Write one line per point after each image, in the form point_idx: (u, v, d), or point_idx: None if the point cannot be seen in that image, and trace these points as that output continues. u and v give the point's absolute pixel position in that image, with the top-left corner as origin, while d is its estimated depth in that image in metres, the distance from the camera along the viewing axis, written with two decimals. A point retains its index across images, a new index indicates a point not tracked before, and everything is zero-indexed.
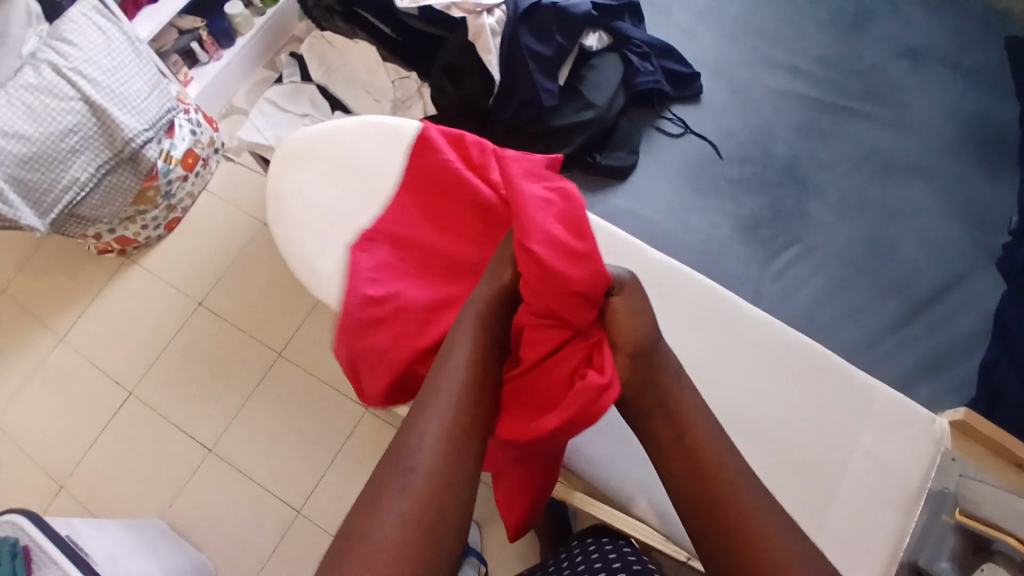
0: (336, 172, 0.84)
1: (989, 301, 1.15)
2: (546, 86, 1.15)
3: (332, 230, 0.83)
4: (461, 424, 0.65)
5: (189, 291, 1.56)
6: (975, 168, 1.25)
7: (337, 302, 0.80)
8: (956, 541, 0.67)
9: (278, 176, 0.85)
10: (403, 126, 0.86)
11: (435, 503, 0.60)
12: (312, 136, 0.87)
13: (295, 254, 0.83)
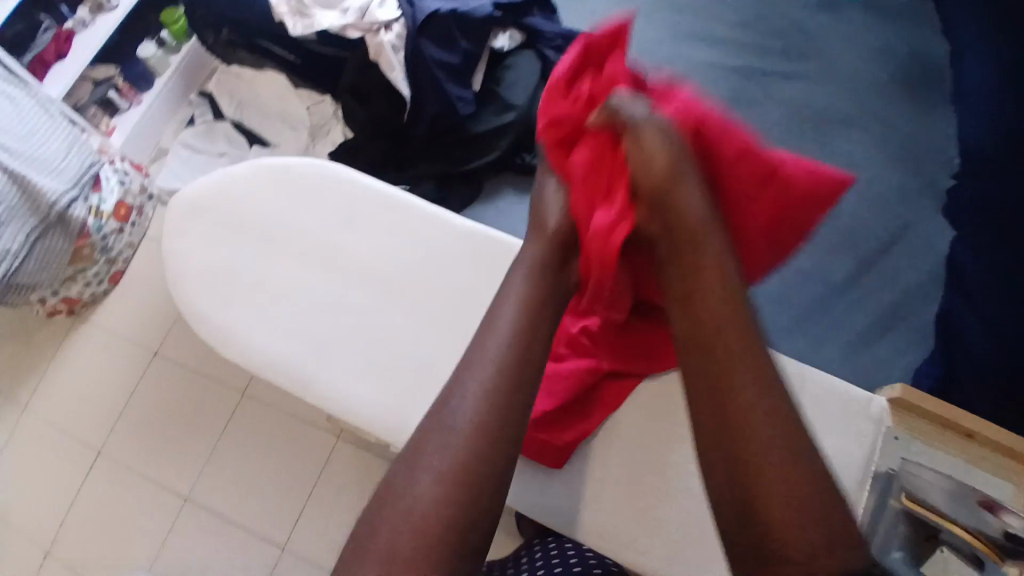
0: (231, 226, 0.82)
1: (939, 243, 1.14)
2: (460, 94, 1.10)
3: (229, 287, 0.81)
4: (502, 393, 0.64)
5: (142, 341, 1.47)
6: (910, 112, 1.23)
7: (246, 360, 0.78)
8: (906, 528, 0.75)
9: (168, 237, 0.83)
10: (292, 165, 0.83)
11: (467, 479, 0.60)
12: (201, 188, 0.84)
13: (191, 315, 0.81)
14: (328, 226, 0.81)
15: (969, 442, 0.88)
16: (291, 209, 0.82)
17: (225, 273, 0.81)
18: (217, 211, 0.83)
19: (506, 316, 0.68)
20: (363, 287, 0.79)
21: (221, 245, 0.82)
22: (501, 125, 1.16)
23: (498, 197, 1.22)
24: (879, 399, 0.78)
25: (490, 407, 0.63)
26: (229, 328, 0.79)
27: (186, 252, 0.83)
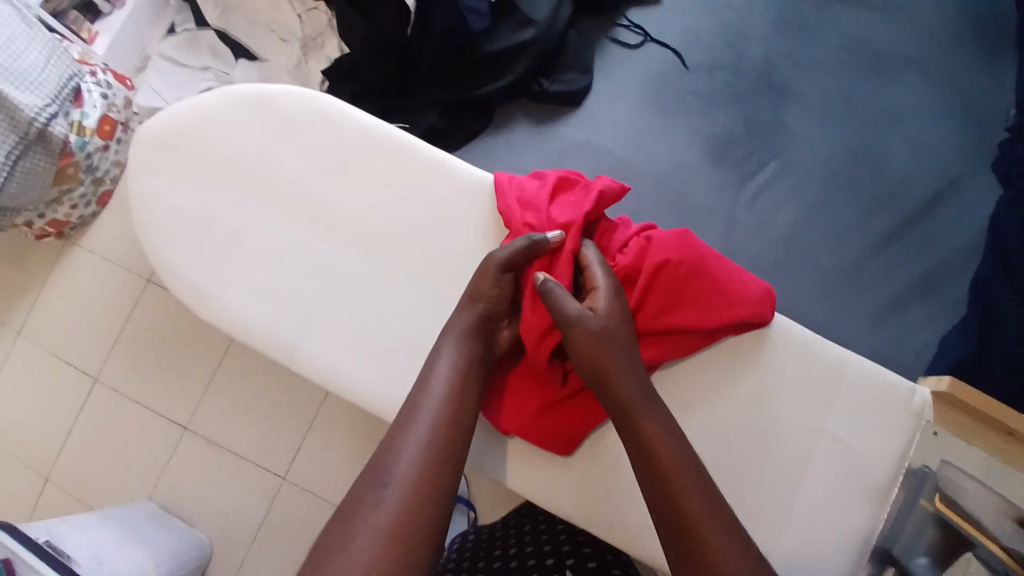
0: (203, 163, 0.75)
1: (984, 207, 1.04)
2: (474, 6, 0.97)
3: (206, 235, 0.75)
4: (456, 406, 0.62)
5: (135, 267, 1.40)
6: (979, 52, 1.09)
7: (227, 314, 0.73)
8: (934, 533, 0.70)
9: (137, 176, 0.76)
10: (272, 96, 0.75)
11: (433, 480, 0.56)
12: (171, 121, 0.76)
13: (166, 267, 0.75)
14: (315, 171, 0.74)
15: (1009, 440, 0.86)
16: (273, 150, 0.75)
17: (201, 221, 0.75)
18: (188, 146, 0.76)
19: (462, 319, 0.67)
20: (352, 242, 0.73)
21: (195, 188, 0.75)
22: (519, 44, 1.03)
23: (511, 127, 1.12)
24: (923, 393, 0.69)
25: (449, 407, 0.61)
26: (209, 283, 0.74)
27: (157, 195, 0.76)
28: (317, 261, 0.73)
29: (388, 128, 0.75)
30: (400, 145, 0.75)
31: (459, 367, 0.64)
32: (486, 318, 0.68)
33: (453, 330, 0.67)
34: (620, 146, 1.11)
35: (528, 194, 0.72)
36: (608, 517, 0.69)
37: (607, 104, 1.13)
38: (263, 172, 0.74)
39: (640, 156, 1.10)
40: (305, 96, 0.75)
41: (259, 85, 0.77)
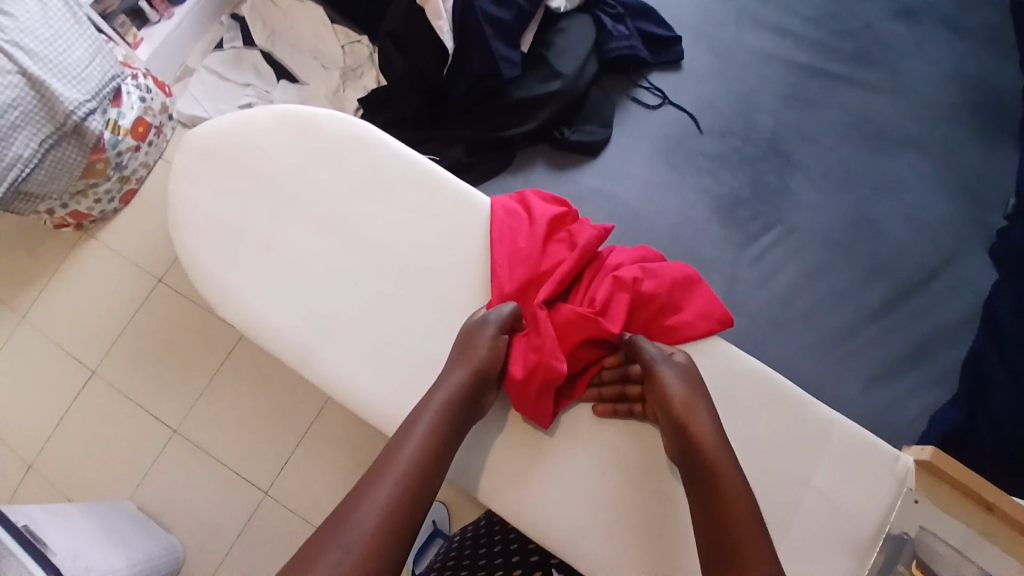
0: (242, 175, 0.79)
1: (980, 286, 1.09)
2: (506, 55, 1.03)
3: (237, 242, 0.78)
4: (425, 467, 0.64)
5: (147, 266, 1.43)
6: (975, 144, 1.16)
7: (248, 319, 0.77)
8: None
9: (177, 179, 0.80)
10: (315, 120, 0.80)
11: (390, 538, 0.60)
12: (217, 133, 0.81)
13: (197, 269, 0.79)
14: (346, 192, 0.78)
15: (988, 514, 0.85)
16: (310, 168, 0.79)
17: (235, 228, 0.79)
18: (229, 158, 0.80)
19: (452, 381, 0.69)
20: (375, 263, 0.77)
21: (230, 197, 0.79)
22: (544, 94, 1.09)
23: (530, 169, 1.17)
24: (905, 458, 0.72)
25: (420, 470, 0.64)
26: (233, 287, 0.77)
27: (193, 200, 0.80)
28: (340, 277, 0.77)
29: (419, 158, 0.79)
30: (430, 175, 0.79)
31: (439, 431, 0.66)
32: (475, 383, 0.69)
33: (442, 390, 0.69)
34: (633, 197, 1.16)
35: (517, 244, 0.76)
36: (593, 547, 0.71)
37: (623, 156, 1.19)
38: (297, 191, 0.78)
39: (650, 209, 1.16)
40: (347, 123, 0.80)
41: (304, 107, 0.81)
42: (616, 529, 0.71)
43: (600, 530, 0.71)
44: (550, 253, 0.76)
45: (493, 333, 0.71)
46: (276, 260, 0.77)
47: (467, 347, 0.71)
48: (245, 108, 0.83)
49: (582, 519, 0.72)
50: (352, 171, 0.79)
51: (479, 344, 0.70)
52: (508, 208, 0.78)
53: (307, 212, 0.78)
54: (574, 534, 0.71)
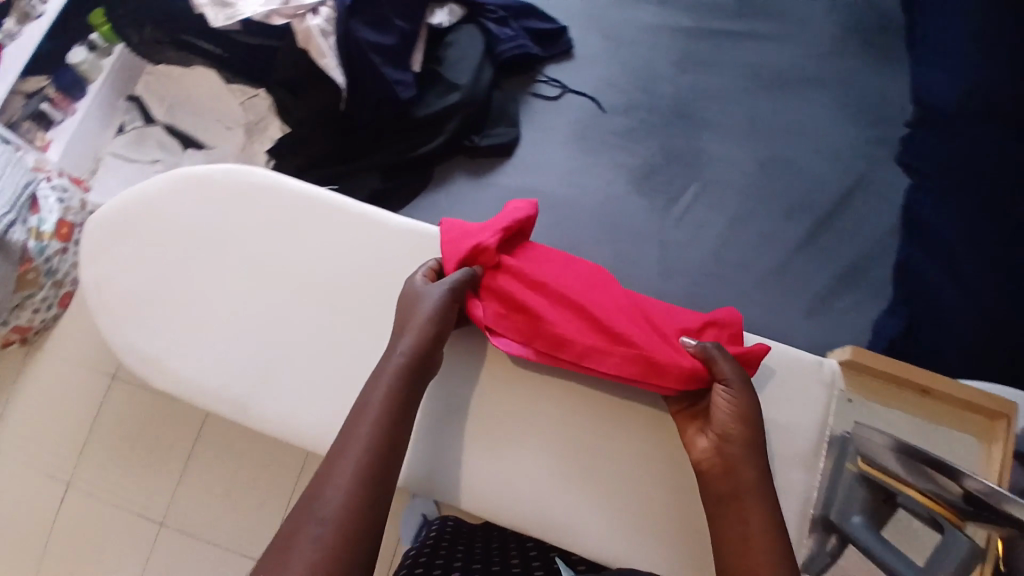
0: (150, 246, 0.79)
1: (895, 196, 1.14)
2: (399, 78, 1.06)
3: (159, 312, 0.78)
4: (383, 442, 0.65)
5: (101, 365, 1.40)
6: (862, 66, 1.22)
7: (185, 384, 0.77)
8: (864, 491, 0.73)
9: (87, 266, 0.80)
10: (208, 175, 0.80)
11: (360, 509, 0.61)
12: (116, 209, 0.81)
13: (122, 344, 0.78)
14: (254, 236, 0.79)
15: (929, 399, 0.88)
16: (216, 224, 0.79)
17: (152, 296, 0.79)
18: (134, 233, 0.80)
19: (400, 350, 0.70)
20: (297, 298, 0.78)
21: (143, 270, 0.79)
22: (447, 107, 1.12)
23: (450, 182, 1.19)
24: (830, 363, 0.74)
25: (376, 450, 0.64)
26: (165, 357, 0.77)
27: (107, 282, 0.79)
28: (266, 320, 0.77)
29: (315, 189, 0.80)
30: (331, 204, 0.80)
31: (392, 400, 0.68)
32: (423, 348, 0.70)
33: (390, 365, 0.69)
34: (553, 187, 1.19)
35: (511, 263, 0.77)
36: (560, 515, 0.74)
37: (536, 150, 1.21)
38: (206, 245, 0.79)
39: (573, 193, 1.18)
40: (241, 171, 0.81)
41: (194, 166, 0.82)
42: (580, 490, 0.75)
43: (564, 496, 0.75)
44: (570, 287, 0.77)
45: (434, 301, 0.71)
46: (201, 315, 0.78)
47: (411, 310, 0.72)
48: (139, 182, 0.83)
49: (547, 491, 0.75)
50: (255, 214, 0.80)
51: (416, 313, 0.71)
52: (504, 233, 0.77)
53: (220, 260, 0.79)
54: (544, 501, 0.75)
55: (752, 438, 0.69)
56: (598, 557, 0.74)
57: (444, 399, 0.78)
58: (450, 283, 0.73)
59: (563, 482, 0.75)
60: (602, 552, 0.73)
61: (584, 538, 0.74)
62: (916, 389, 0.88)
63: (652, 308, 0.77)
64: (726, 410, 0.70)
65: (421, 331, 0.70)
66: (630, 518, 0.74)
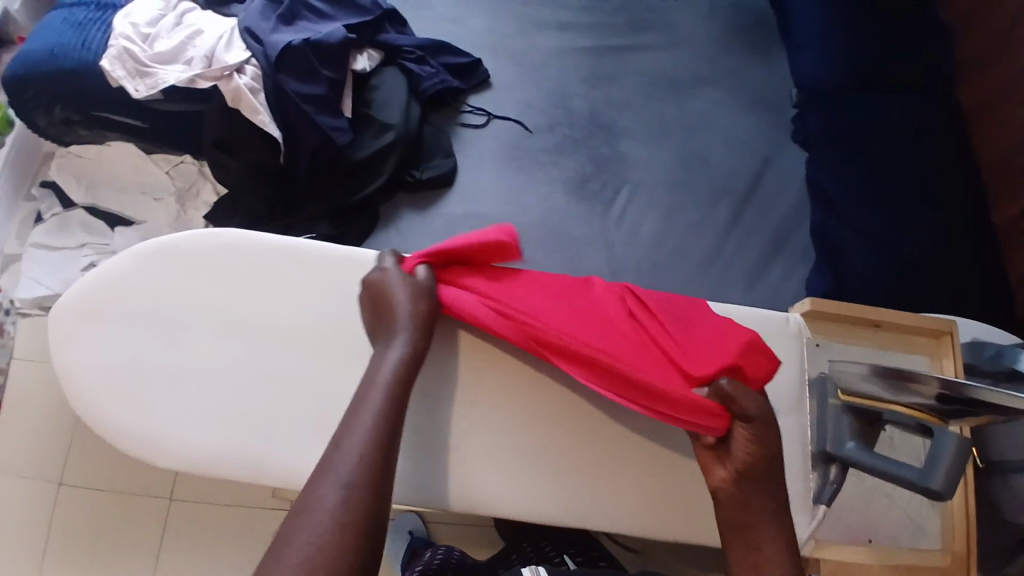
0: (125, 320, 0.73)
1: (797, 171, 1.28)
2: (334, 124, 1.08)
3: (146, 389, 0.71)
4: (389, 432, 0.64)
5: (44, 474, 1.29)
6: (745, 62, 1.39)
7: (191, 460, 0.70)
8: (851, 418, 0.73)
9: (55, 355, 0.72)
10: (178, 240, 0.75)
11: (374, 479, 0.61)
12: (81, 290, 0.74)
13: (114, 431, 0.70)
14: (239, 294, 0.74)
15: (878, 330, 0.87)
16: (194, 287, 0.74)
17: (139, 374, 0.72)
18: (104, 310, 0.73)
19: (395, 347, 0.70)
20: (297, 348, 0.74)
21: (120, 348, 0.72)
22: (383, 146, 1.16)
23: (396, 219, 1.20)
24: (794, 316, 0.80)
25: (381, 439, 0.63)
26: (161, 434, 0.70)
27: (81, 367, 0.72)
28: (270, 375, 0.73)
29: (293, 238, 0.77)
30: (316, 251, 0.77)
31: (395, 387, 0.67)
32: (416, 342, 0.71)
33: (384, 362, 0.69)
34: (496, 208, 1.22)
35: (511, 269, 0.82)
36: (587, 504, 0.79)
37: (473, 177, 1.25)
38: (188, 310, 0.73)
39: (515, 211, 1.22)
40: (214, 231, 0.76)
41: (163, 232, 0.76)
42: (599, 477, 0.80)
43: (590, 488, 0.80)
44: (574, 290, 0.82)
45: (413, 295, 0.73)
46: (194, 382, 0.72)
47: (390, 305, 0.73)
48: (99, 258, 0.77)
49: (571, 484, 0.80)
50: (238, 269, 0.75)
51: (399, 307, 0.73)
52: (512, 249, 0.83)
53: (204, 321, 0.73)
54: (535, 492, 0.79)
55: (766, 475, 0.69)
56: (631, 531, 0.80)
57: (455, 419, 0.79)
58: (415, 287, 0.74)
59: (585, 475, 0.80)
60: (633, 527, 0.79)
61: (612, 519, 0.79)
62: (868, 325, 0.87)
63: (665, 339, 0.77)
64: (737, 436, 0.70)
65: (412, 325, 0.71)
66: (648, 495, 0.81)
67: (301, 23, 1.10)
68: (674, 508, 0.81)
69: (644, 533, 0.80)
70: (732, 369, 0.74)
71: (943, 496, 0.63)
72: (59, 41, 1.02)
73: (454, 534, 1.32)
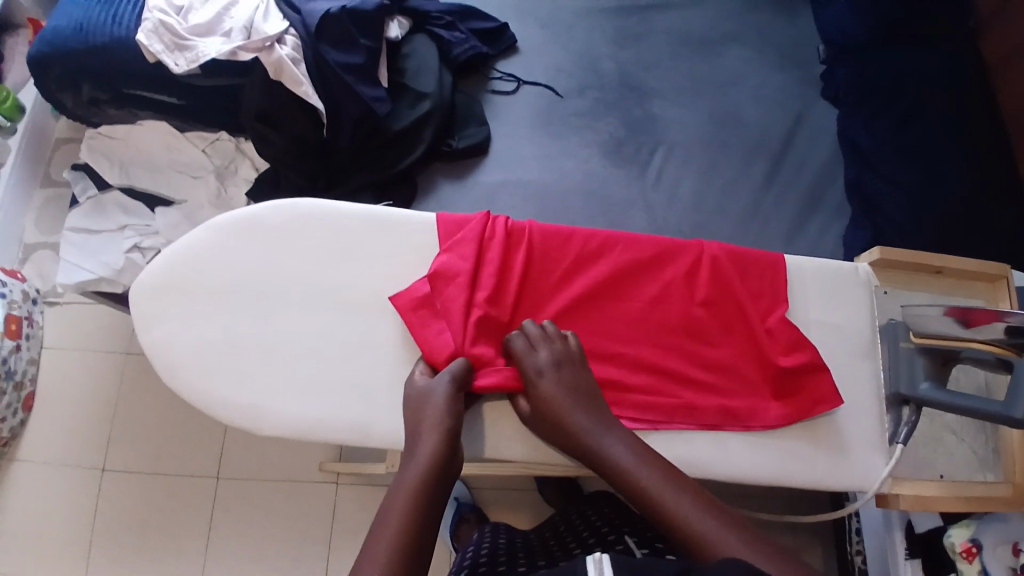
0: (215, 293, 0.79)
1: (828, 127, 1.30)
2: (375, 95, 1.06)
3: (241, 358, 0.77)
4: (433, 480, 0.66)
5: (87, 460, 1.28)
6: (770, 18, 1.39)
7: (289, 422, 0.75)
8: (924, 359, 0.80)
9: (149, 329, 0.77)
10: (262, 215, 0.81)
11: (408, 559, 0.60)
12: (165, 266, 0.79)
13: (211, 400, 0.76)
14: (323, 263, 0.80)
15: (938, 276, 0.92)
16: (279, 259, 0.80)
17: (232, 344, 0.77)
18: (194, 283, 0.79)
19: (424, 452, 0.68)
20: (379, 313, 0.79)
21: (214, 320, 0.78)
22: (422, 115, 1.15)
23: (436, 190, 1.20)
24: (863, 266, 0.87)
25: (421, 487, 0.65)
26: (258, 400, 0.76)
27: (177, 340, 0.77)
28: (356, 340, 0.78)
29: (368, 209, 0.83)
30: (393, 221, 0.83)
31: (439, 437, 0.69)
32: (443, 445, 0.69)
33: (415, 462, 0.67)
34: (534, 174, 1.22)
35: (543, 282, 0.83)
36: (702, 458, 0.79)
37: (509, 144, 1.25)
38: (275, 282, 0.79)
39: (554, 177, 1.22)
40: (295, 206, 0.82)
41: (245, 208, 0.82)
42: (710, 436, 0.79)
43: (703, 443, 0.79)
44: (608, 288, 0.83)
45: (443, 396, 0.71)
46: (287, 349, 0.77)
47: (420, 410, 0.72)
48: (183, 234, 0.82)
49: (681, 441, 0.79)
50: (321, 243, 0.81)
51: (430, 413, 0.71)
52: (526, 254, 0.83)
53: (293, 291, 0.79)
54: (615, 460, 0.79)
55: None
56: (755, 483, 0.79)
57: None
58: (451, 372, 0.73)
59: (694, 433, 0.79)
60: (759, 479, 0.79)
61: (736, 473, 0.79)
62: (930, 270, 0.92)
63: (734, 325, 0.84)
64: (561, 391, 0.74)
65: (438, 425, 0.70)
66: (768, 447, 0.80)
67: None
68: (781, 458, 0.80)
69: (772, 483, 0.79)
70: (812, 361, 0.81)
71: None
72: (86, 17, 0.99)
73: (500, 499, 1.33)
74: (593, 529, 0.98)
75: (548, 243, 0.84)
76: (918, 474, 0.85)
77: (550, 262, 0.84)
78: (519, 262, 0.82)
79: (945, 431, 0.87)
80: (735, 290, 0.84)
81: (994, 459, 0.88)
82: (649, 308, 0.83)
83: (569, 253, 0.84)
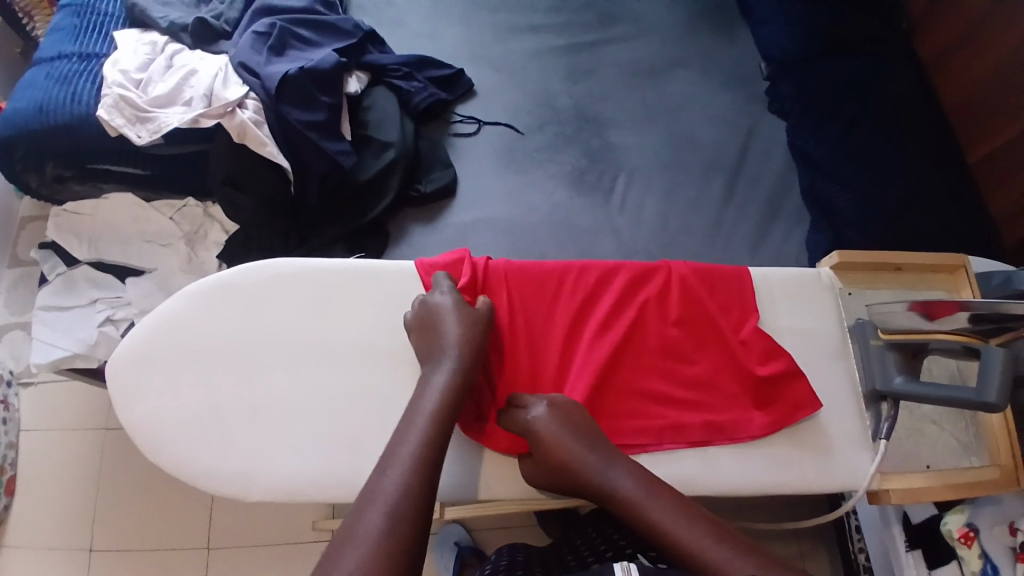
0: (193, 361, 0.78)
1: (779, 140, 1.35)
2: (339, 148, 1.08)
3: (226, 424, 0.76)
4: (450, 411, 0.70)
5: (70, 543, 1.24)
6: (712, 43, 1.46)
7: (279, 484, 0.75)
8: (894, 354, 0.83)
9: (130, 405, 0.77)
10: (234, 279, 0.81)
11: (421, 481, 0.62)
12: (141, 340, 0.79)
13: (199, 469, 0.75)
14: (300, 320, 0.81)
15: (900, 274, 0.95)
16: (256, 321, 0.80)
17: (215, 410, 0.77)
18: (171, 354, 0.78)
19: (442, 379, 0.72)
20: (360, 362, 0.80)
21: (195, 388, 0.77)
22: (387, 164, 1.17)
23: (407, 234, 1.21)
24: (825, 270, 0.91)
25: (441, 416, 0.69)
26: (246, 465, 0.75)
27: (159, 412, 0.77)
28: (340, 392, 0.78)
29: (341, 261, 0.84)
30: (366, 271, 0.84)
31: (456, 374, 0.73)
32: (462, 370, 0.74)
33: (432, 391, 0.71)
34: (502, 211, 1.24)
35: (527, 318, 0.84)
36: (693, 474, 0.79)
37: (475, 184, 1.27)
38: (254, 344, 0.79)
39: (522, 211, 1.25)
40: (268, 266, 0.82)
41: (216, 272, 0.82)
42: (699, 452, 0.80)
43: (694, 460, 0.80)
44: (591, 319, 0.85)
45: (460, 329, 0.76)
46: (271, 410, 0.77)
47: (438, 335, 0.76)
48: (155, 305, 0.82)
49: (671, 460, 0.80)
50: (298, 300, 0.81)
51: (450, 341, 0.75)
52: (508, 293, 0.84)
53: (271, 350, 0.79)
54: None
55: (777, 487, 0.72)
56: (751, 493, 0.80)
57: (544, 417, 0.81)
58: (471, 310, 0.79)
59: (683, 450, 0.80)
60: (754, 488, 0.80)
61: (731, 485, 0.79)
62: (890, 269, 0.95)
63: (715, 343, 0.85)
64: (561, 431, 0.73)
65: (458, 352, 0.74)
66: (759, 456, 0.81)
67: (291, 54, 1.10)
68: (772, 465, 0.81)
69: (767, 491, 0.80)
70: (788, 369, 0.83)
71: (997, 406, 0.72)
72: (45, 96, 1.00)
73: (499, 538, 1.31)
74: (608, 543, 1.00)
75: (529, 278, 0.85)
76: (905, 467, 0.86)
77: (532, 298, 0.85)
78: (498, 300, 0.84)
79: (925, 421, 0.89)
80: (710, 309, 0.86)
81: (976, 444, 0.89)
82: (633, 335, 0.85)
83: (549, 287, 0.86)
